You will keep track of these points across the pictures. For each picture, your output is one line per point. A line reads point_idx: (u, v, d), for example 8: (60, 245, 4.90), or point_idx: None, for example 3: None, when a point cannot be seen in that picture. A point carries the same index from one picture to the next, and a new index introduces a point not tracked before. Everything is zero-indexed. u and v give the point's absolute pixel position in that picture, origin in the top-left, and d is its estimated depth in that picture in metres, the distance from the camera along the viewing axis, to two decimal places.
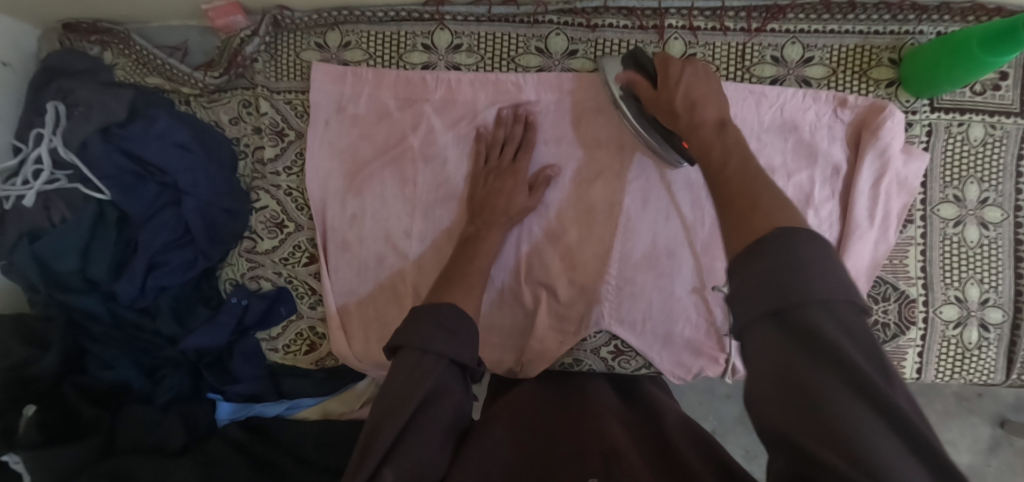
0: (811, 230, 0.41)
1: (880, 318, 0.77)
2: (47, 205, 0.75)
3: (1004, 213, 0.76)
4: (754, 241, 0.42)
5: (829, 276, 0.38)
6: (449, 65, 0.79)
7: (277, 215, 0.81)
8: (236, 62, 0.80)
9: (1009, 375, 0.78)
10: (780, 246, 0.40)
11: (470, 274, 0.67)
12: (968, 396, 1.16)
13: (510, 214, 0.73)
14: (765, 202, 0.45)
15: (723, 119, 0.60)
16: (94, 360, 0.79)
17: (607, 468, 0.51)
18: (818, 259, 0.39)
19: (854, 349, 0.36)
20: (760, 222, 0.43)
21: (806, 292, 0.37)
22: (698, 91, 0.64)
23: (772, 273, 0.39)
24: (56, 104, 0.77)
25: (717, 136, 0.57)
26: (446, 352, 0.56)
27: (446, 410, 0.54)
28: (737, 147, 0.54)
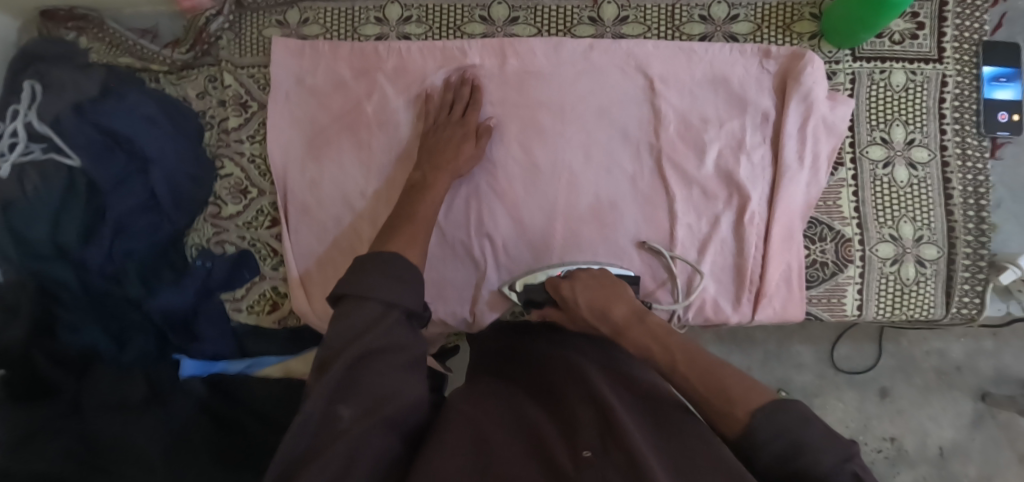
0: (781, 401, 0.46)
1: (819, 258, 0.80)
2: (20, 176, 0.77)
3: (930, 153, 0.80)
4: (747, 432, 0.46)
5: (825, 445, 0.42)
6: (400, 36, 0.85)
7: (241, 182, 0.86)
8: (201, 39, 0.86)
9: (949, 309, 0.80)
10: (774, 427, 0.44)
11: (417, 219, 0.67)
12: (949, 370, 1.19)
13: (460, 165, 0.76)
14: (733, 388, 0.50)
15: (637, 310, 0.65)
16: (61, 326, 0.77)
17: (603, 443, 0.49)
18: (810, 431, 0.43)
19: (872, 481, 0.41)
20: (739, 411, 0.47)
21: (814, 463, 0.42)
22: (594, 300, 0.68)
23: (779, 455, 0.44)
24: (33, 84, 0.82)
25: (643, 335, 0.61)
26: (387, 300, 0.53)
27: (402, 351, 0.52)
28: (668, 336, 0.60)
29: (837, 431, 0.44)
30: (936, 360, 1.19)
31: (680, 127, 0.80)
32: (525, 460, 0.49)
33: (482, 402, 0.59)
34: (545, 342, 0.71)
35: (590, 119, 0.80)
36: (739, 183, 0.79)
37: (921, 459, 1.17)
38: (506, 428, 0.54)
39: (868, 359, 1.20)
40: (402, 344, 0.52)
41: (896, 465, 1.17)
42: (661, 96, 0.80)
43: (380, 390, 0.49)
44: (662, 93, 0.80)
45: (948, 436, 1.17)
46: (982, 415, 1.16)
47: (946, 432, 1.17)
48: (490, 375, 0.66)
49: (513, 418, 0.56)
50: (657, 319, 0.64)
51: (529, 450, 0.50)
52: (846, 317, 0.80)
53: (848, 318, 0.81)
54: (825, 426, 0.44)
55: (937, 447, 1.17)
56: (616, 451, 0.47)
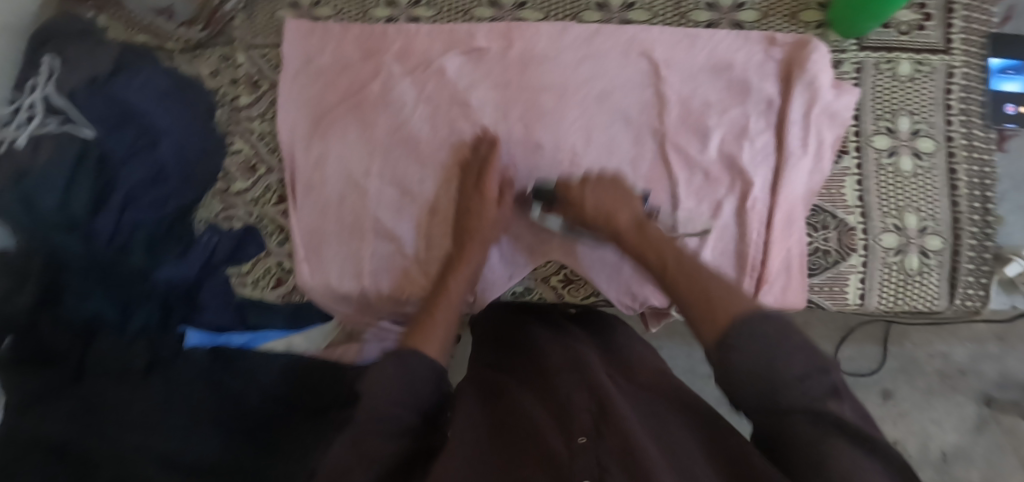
0: (765, 310, 0.48)
1: (821, 246, 0.80)
2: (35, 145, 0.77)
3: (936, 144, 0.79)
4: (723, 335, 0.47)
5: (795, 354, 0.44)
6: (410, 18, 0.87)
7: (250, 159, 0.88)
8: (215, 18, 0.90)
9: (952, 300, 0.80)
10: (751, 344, 0.45)
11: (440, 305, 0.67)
12: (952, 374, 1.17)
13: (486, 228, 0.76)
14: (716, 293, 0.53)
15: (639, 217, 0.69)
16: (71, 294, 0.75)
17: (598, 428, 0.50)
18: (784, 339, 0.45)
19: (837, 403, 0.43)
20: (721, 316, 0.49)
21: (784, 376, 0.43)
22: (598, 205, 0.71)
23: (755, 370, 0.44)
24: (51, 59, 0.84)
25: (643, 241, 0.66)
26: (390, 393, 0.51)
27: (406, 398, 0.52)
28: (661, 244, 0.65)
29: (814, 348, 0.45)
30: (941, 363, 1.18)
31: (682, 113, 0.80)
32: (520, 452, 0.50)
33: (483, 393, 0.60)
34: (545, 330, 0.72)
35: (594, 103, 0.81)
36: (742, 169, 0.79)
37: (925, 463, 1.15)
38: (504, 419, 0.55)
39: (871, 361, 1.18)
40: (410, 407, 0.52)
41: None
42: (664, 81, 0.80)
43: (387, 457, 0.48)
44: (667, 78, 0.81)
45: (952, 440, 1.15)
46: (985, 421, 1.14)
47: (949, 436, 1.15)
48: (491, 362, 0.67)
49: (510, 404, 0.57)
50: (655, 229, 0.68)
51: (523, 438, 0.51)
52: (847, 305, 0.80)
53: (849, 307, 0.81)
54: (798, 339, 0.45)
55: (940, 451, 1.15)
56: (612, 436, 0.49)
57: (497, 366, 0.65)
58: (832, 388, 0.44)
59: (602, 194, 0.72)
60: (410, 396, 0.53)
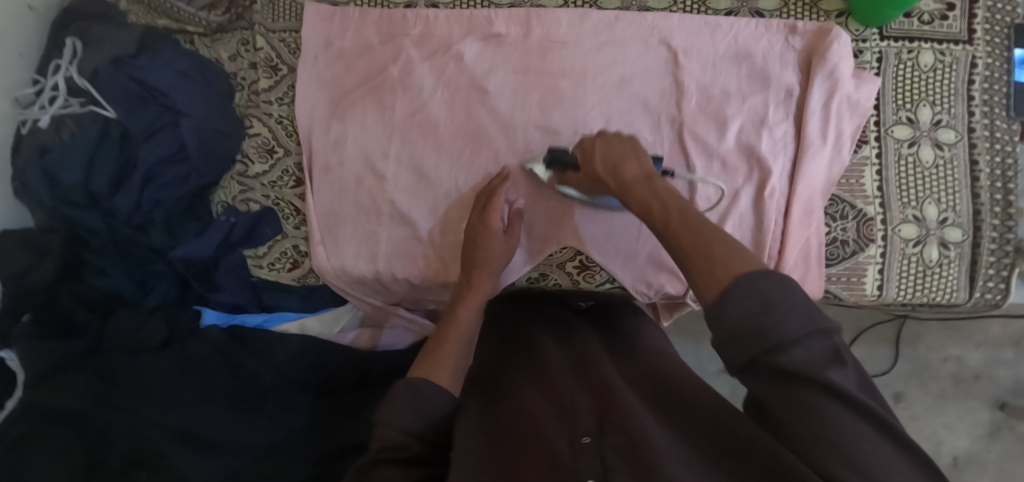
0: (764, 267, 0.41)
1: (840, 236, 0.79)
2: (58, 125, 0.83)
3: (958, 135, 0.79)
4: (725, 291, 0.41)
5: (794, 312, 0.38)
6: (429, 4, 0.86)
7: (268, 141, 0.87)
8: (237, 1, 0.89)
9: (971, 293, 0.79)
10: (752, 298, 0.39)
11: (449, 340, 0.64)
12: (966, 378, 1.16)
13: (489, 259, 0.74)
14: (719, 247, 0.45)
15: (648, 170, 0.60)
16: (90, 270, 0.84)
17: (601, 427, 0.49)
18: (782, 294, 0.39)
19: (836, 368, 0.37)
20: (722, 274, 0.42)
21: (779, 335, 0.37)
22: (613, 154, 0.64)
23: (748, 323, 0.39)
24: (75, 41, 0.86)
25: (649, 193, 0.57)
26: (397, 424, 0.51)
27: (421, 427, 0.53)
28: (671, 196, 0.55)
29: (816, 306, 0.39)
30: (954, 366, 1.16)
31: (701, 100, 0.80)
32: (524, 450, 0.48)
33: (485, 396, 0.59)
34: (546, 331, 0.71)
35: (611, 90, 0.81)
36: (760, 157, 0.78)
37: None
38: (507, 416, 0.54)
39: (884, 363, 1.17)
40: (418, 435, 0.52)
41: None
42: (683, 68, 0.80)
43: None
44: (685, 66, 0.80)
45: (964, 445, 1.14)
46: (999, 426, 1.13)
47: (961, 441, 1.14)
48: (491, 367, 0.66)
49: (513, 403, 0.55)
50: (665, 184, 0.58)
51: (527, 435, 0.50)
52: (865, 297, 0.80)
53: (867, 299, 0.80)
54: (800, 294, 0.39)
55: (951, 456, 1.14)
56: (616, 433, 0.47)
57: (499, 370, 0.64)
58: (834, 350, 0.38)
59: (612, 146, 0.65)
60: (421, 427, 0.53)
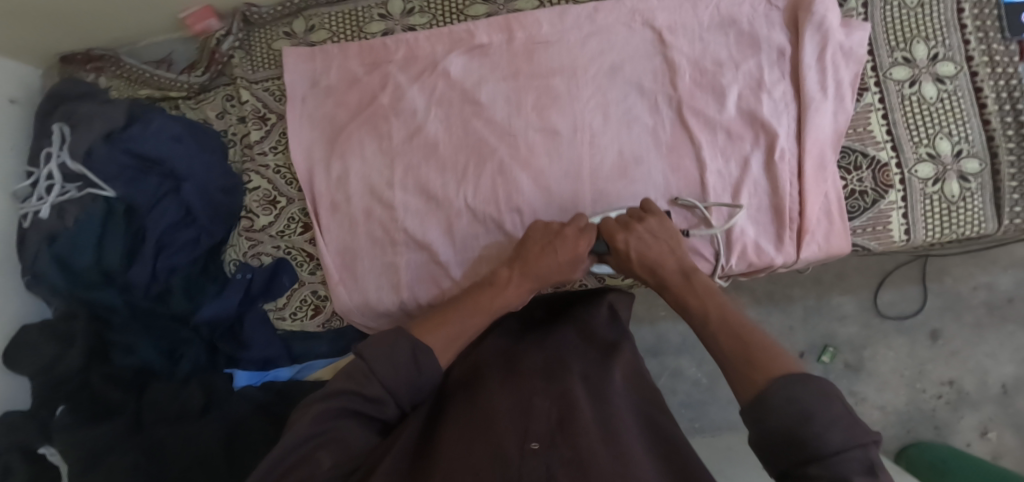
0: (811, 379, 0.47)
1: (858, 188, 0.78)
2: (60, 212, 0.82)
3: (957, 66, 0.78)
4: (761, 393, 0.48)
5: (833, 426, 0.43)
6: (406, 27, 0.86)
7: (269, 193, 0.86)
8: (215, 59, 0.88)
9: (1001, 222, 0.77)
10: (788, 400, 0.46)
11: (461, 326, 0.64)
12: (1000, 304, 1.14)
13: (545, 277, 0.70)
14: (761, 356, 0.52)
15: (687, 268, 0.67)
16: (117, 349, 0.81)
17: (553, 437, 0.53)
18: (822, 406, 0.44)
19: (853, 465, 0.42)
20: (760, 377, 0.50)
21: (817, 446, 0.43)
22: (650, 250, 0.69)
23: (788, 427, 0.44)
24: (61, 125, 0.85)
25: (691, 293, 0.64)
26: (384, 380, 0.55)
27: (407, 376, 0.56)
28: (710, 294, 0.63)
29: (860, 421, 0.44)
30: (988, 293, 1.14)
31: (695, 75, 0.80)
32: (474, 447, 0.52)
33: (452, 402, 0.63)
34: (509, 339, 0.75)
35: (602, 80, 0.81)
36: (764, 121, 0.77)
37: (984, 398, 1.13)
38: (467, 417, 0.58)
39: (914, 302, 1.16)
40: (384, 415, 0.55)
41: (958, 409, 1.13)
42: (671, 47, 0.80)
43: (353, 447, 0.51)
44: (673, 43, 0.80)
45: (1010, 371, 1.12)
46: None
47: (1006, 367, 1.13)
48: (463, 367, 0.70)
49: (477, 405, 0.60)
50: (703, 281, 0.65)
51: (482, 436, 0.54)
52: (894, 243, 0.79)
53: (897, 245, 0.79)
54: (841, 408, 0.44)
55: (999, 384, 1.13)
56: (564, 446, 0.52)
57: (468, 371, 0.69)
58: (870, 465, 0.42)
59: (657, 239, 0.70)
60: (404, 393, 0.56)
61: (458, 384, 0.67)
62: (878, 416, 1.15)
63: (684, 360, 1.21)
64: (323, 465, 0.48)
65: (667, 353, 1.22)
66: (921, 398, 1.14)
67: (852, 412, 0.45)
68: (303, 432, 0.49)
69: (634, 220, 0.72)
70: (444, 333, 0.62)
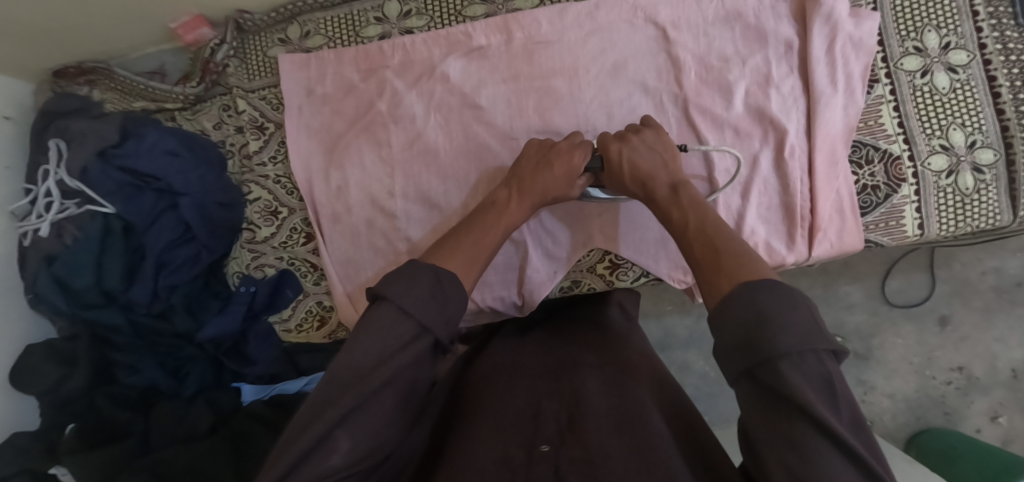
0: (773, 281, 0.45)
1: (869, 183, 0.77)
2: (59, 231, 0.81)
3: (970, 54, 0.76)
4: (725, 299, 0.46)
5: (791, 330, 0.41)
6: (402, 31, 0.84)
7: (270, 204, 0.85)
8: (209, 69, 0.87)
9: (1016, 214, 0.75)
10: (744, 303, 0.44)
11: (465, 243, 0.61)
12: (1010, 288, 1.12)
13: (541, 193, 0.69)
14: (729, 258, 0.50)
15: (677, 181, 0.64)
16: (122, 369, 0.83)
17: (562, 439, 0.50)
18: (780, 311, 0.42)
19: (803, 381, 0.39)
20: (726, 283, 0.47)
21: (770, 348, 0.40)
22: (644, 162, 0.66)
23: (744, 332, 0.42)
24: (57, 142, 0.84)
25: (674, 207, 0.61)
26: (423, 321, 0.49)
27: (432, 304, 0.51)
28: (693, 205, 0.59)
29: (825, 333, 0.41)
30: (997, 279, 1.13)
31: (700, 71, 0.78)
32: (482, 448, 0.50)
33: (454, 413, 0.61)
34: (513, 342, 0.73)
35: (604, 79, 0.79)
36: (772, 118, 0.76)
37: (994, 383, 1.12)
38: (472, 422, 0.55)
39: (922, 290, 1.14)
40: (415, 388, 0.50)
41: (968, 394, 1.12)
42: (675, 43, 0.78)
43: (378, 435, 0.46)
44: (677, 40, 0.78)
45: (1019, 356, 1.11)
46: None
47: (1016, 352, 1.11)
48: (467, 373, 0.69)
49: (481, 409, 0.57)
50: (692, 192, 0.62)
51: (487, 437, 0.51)
52: (908, 238, 0.77)
53: (911, 240, 0.77)
54: (804, 314, 0.42)
55: (1009, 369, 1.11)
56: (574, 444, 0.49)
57: (473, 373, 0.67)
58: (829, 380, 0.39)
59: (652, 151, 0.67)
60: (440, 326, 0.51)
61: (459, 393, 0.65)
62: (887, 404, 1.14)
63: (692, 354, 1.20)
64: (338, 453, 0.43)
65: (674, 347, 1.21)
66: (930, 385, 1.13)
67: (816, 319, 0.42)
68: (331, 418, 0.43)
69: (629, 134, 0.70)
70: (459, 258, 0.59)
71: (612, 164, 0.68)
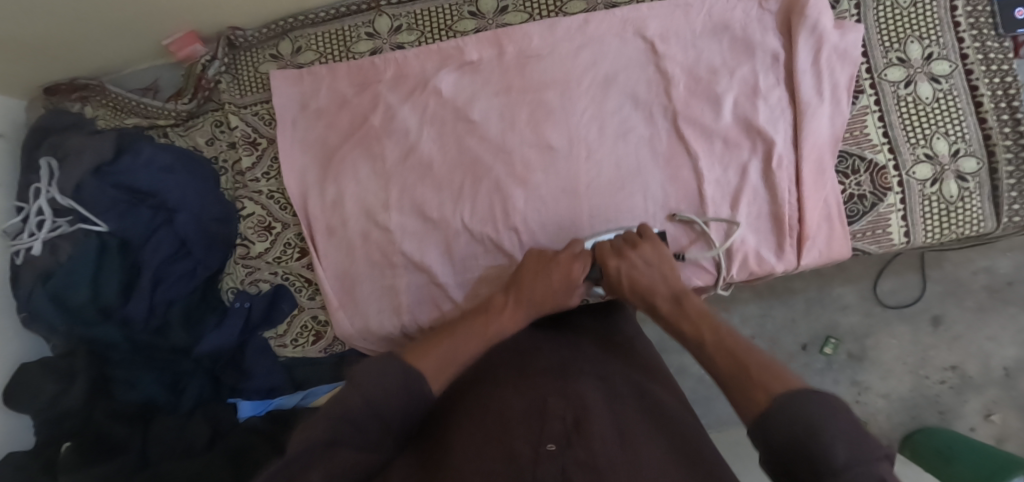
0: (813, 389, 0.45)
1: (856, 192, 0.78)
2: (53, 248, 0.81)
3: (952, 64, 0.77)
4: (765, 413, 0.46)
5: (841, 441, 0.41)
6: (394, 46, 0.85)
7: (264, 219, 0.86)
8: (202, 86, 0.87)
9: (1000, 221, 0.77)
10: (788, 419, 0.44)
11: (444, 345, 0.60)
12: (1001, 287, 1.14)
13: (541, 305, 0.68)
14: (762, 374, 0.50)
15: (677, 290, 0.65)
16: (118, 384, 0.81)
17: (569, 441, 0.50)
18: (827, 419, 0.42)
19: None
20: (762, 396, 0.48)
21: (828, 462, 0.40)
22: (644, 277, 0.68)
23: (798, 447, 0.42)
24: (50, 159, 0.84)
25: (683, 318, 0.62)
26: (375, 409, 0.49)
27: (389, 379, 0.51)
28: (704, 319, 0.61)
29: (870, 436, 0.42)
30: (988, 277, 1.14)
31: (689, 83, 0.79)
32: (488, 452, 0.49)
33: (459, 399, 0.61)
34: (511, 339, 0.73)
35: (594, 92, 0.80)
36: (760, 128, 0.77)
37: (988, 382, 1.13)
38: (478, 419, 0.55)
39: (914, 290, 1.16)
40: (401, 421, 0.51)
41: (963, 393, 1.14)
42: (665, 56, 0.79)
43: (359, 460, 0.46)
44: (666, 52, 0.79)
45: (1011, 355, 1.13)
46: None
47: (1009, 351, 1.13)
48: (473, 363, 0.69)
49: (486, 406, 0.57)
50: (695, 303, 0.63)
51: (495, 437, 0.51)
52: (895, 246, 0.79)
53: (898, 247, 0.79)
54: (848, 422, 0.42)
55: (1002, 367, 1.13)
56: (580, 447, 0.49)
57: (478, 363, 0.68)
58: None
59: (652, 267, 0.68)
60: (395, 417, 0.50)
61: (464, 381, 0.65)
62: (883, 404, 1.16)
63: (688, 357, 1.21)
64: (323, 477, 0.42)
65: (671, 351, 1.21)
66: (925, 384, 1.15)
67: (863, 427, 0.43)
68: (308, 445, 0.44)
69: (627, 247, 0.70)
70: (436, 355, 0.58)
71: (613, 278, 0.69)
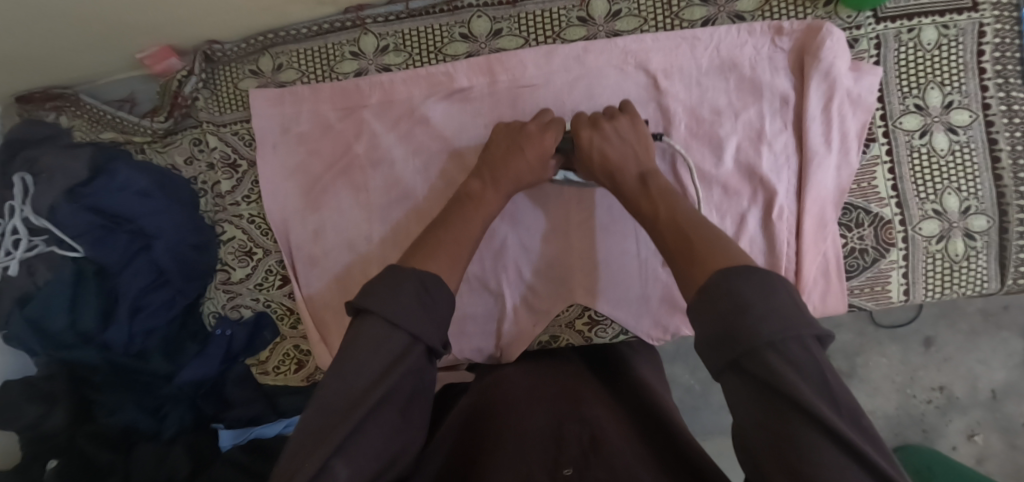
0: (751, 266, 0.45)
1: (857, 246, 0.74)
2: (29, 270, 0.78)
3: (972, 114, 0.72)
4: (701, 290, 0.46)
5: (769, 316, 0.41)
6: (380, 68, 0.80)
7: (245, 244, 0.84)
8: (178, 103, 0.84)
9: (1004, 282, 0.74)
10: (720, 296, 0.43)
11: (442, 241, 0.60)
12: (995, 311, 1.12)
13: (514, 180, 0.69)
14: (703, 251, 0.50)
15: (645, 170, 0.65)
16: (100, 408, 0.81)
17: (588, 461, 0.48)
18: (756, 298, 0.42)
19: (802, 379, 0.38)
20: (699, 274, 0.47)
21: (757, 335, 0.40)
22: (615, 151, 0.67)
23: (725, 322, 0.42)
24: (23, 175, 0.80)
25: (640, 191, 0.63)
26: (415, 333, 0.48)
27: (404, 297, 0.49)
28: (663, 197, 0.61)
29: (806, 313, 0.42)
30: (984, 300, 1.12)
31: (690, 123, 0.74)
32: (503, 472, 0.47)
33: (469, 429, 0.58)
34: (518, 372, 0.71)
35: None
36: (762, 177, 0.73)
37: (974, 404, 1.12)
38: (495, 444, 0.52)
39: (909, 311, 1.13)
40: (420, 391, 0.49)
41: (947, 414, 1.12)
42: (665, 92, 0.74)
43: (376, 453, 0.44)
44: (668, 89, 0.75)
45: (1000, 379, 1.11)
46: None
47: (998, 374, 1.11)
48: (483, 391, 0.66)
49: (502, 428, 0.54)
50: (660, 181, 0.64)
51: (512, 461, 0.49)
52: (893, 303, 0.76)
53: (895, 304, 0.76)
54: (783, 299, 0.42)
55: (989, 390, 1.11)
56: (601, 469, 0.47)
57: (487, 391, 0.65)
58: (825, 380, 0.39)
59: (625, 143, 0.67)
60: (427, 332, 0.49)
61: (474, 409, 0.61)
62: None
63: (677, 367, 1.18)
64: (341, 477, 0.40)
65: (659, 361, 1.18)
66: (911, 403, 1.13)
67: (798, 304, 0.42)
68: (336, 440, 0.41)
69: (601, 122, 0.69)
70: (436, 257, 0.57)
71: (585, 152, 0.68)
